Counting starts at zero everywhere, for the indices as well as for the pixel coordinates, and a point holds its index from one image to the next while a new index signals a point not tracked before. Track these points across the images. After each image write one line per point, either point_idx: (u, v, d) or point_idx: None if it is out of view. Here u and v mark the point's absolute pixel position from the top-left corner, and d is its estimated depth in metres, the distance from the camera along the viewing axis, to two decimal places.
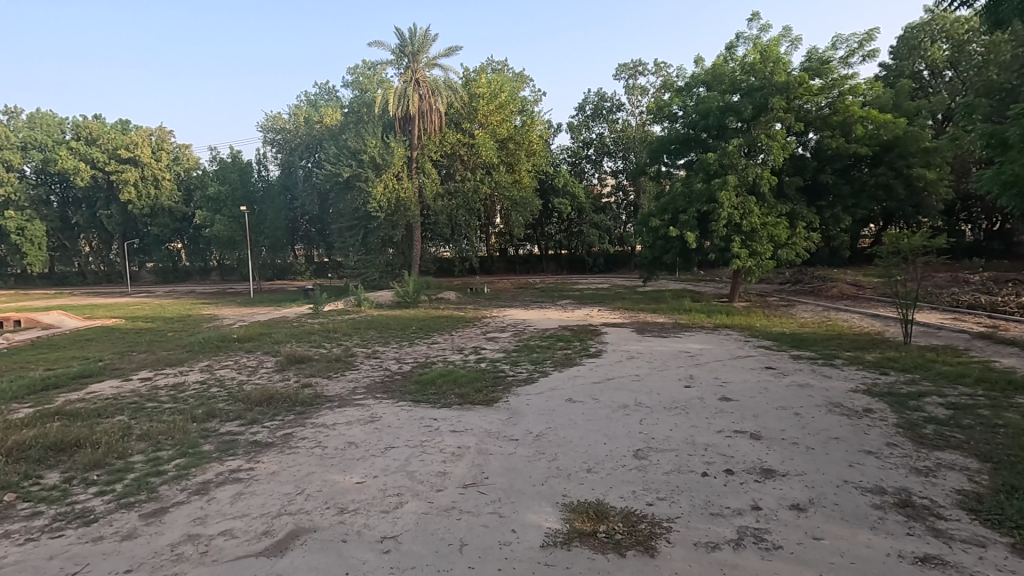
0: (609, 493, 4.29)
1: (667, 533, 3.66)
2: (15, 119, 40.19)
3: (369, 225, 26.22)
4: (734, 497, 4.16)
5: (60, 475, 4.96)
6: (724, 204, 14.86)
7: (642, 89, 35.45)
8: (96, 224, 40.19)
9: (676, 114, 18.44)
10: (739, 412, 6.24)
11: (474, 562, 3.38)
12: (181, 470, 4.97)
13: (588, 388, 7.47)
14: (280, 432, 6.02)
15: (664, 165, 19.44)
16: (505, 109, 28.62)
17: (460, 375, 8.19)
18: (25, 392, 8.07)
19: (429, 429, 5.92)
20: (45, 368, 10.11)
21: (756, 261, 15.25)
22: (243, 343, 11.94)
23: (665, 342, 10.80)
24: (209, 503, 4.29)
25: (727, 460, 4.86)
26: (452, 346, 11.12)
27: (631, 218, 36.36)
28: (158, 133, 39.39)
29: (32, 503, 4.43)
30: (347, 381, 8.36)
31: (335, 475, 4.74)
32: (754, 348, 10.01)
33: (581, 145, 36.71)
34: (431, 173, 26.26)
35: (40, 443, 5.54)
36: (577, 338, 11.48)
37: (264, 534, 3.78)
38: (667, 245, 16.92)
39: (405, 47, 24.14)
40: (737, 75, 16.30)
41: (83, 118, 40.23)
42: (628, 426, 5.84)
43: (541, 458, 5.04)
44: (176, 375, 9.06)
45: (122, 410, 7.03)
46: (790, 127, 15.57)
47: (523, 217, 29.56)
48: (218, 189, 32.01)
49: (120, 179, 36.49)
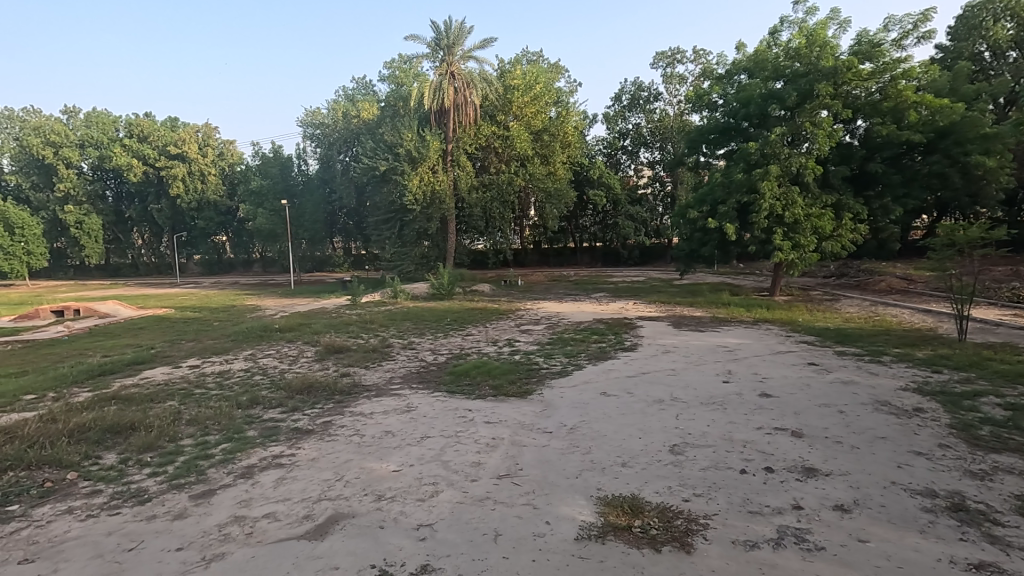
0: (645, 487, 4.25)
1: (704, 530, 3.60)
2: (74, 118, 42.43)
3: (404, 218, 26.51)
4: (775, 495, 4.06)
5: (117, 456, 5.24)
6: (765, 195, 14.40)
7: (680, 77, 34.61)
8: (148, 218, 42.14)
9: (715, 102, 18.08)
10: (780, 408, 6.08)
11: (508, 552, 3.41)
12: (228, 454, 5.19)
13: (623, 382, 7.38)
14: (320, 419, 6.20)
15: (703, 155, 19.01)
16: (540, 100, 28.43)
17: (494, 367, 8.26)
18: (84, 377, 8.57)
19: (464, 420, 5.99)
20: (101, 355, 10.67)
21: (798, 254, 14.73)
22: (284, 333, 12.32)
23: (703, 336, 10.59)
24: (254, 486, 4.46)
25: (766, 458, 4.75)
26: (487, 338, 11.18)
27: (668, 209, 35.77)
28: (205, 129, 41.20)
29: (92, 481, 4.70)
30: (383, 371, 8.51)
31: (372, 463, 4.85)
32: (796, 343, 9.71)
33: (617, 136, 36.42)
34: (466, 166, 26.43)
35: (100, 425, 5.87)
36: (612, 331, 11.41)
37: (306, 518, 3.90)
38: (705, 237, 16.73)
39: (440, 40, 24.17)
40: (780, 61, 15.79)
41: (135, 117, 42.23)
42: (664, 421, 5.76)
43: (574, 451, 5.02)
44: (222, 363, 9.43)
45: (173, 395, 7.37)
46: (837, 114, 14.94)
47: (557, 210, 29.48)
48: (260, 184, 33.19)
49: (170, 174, 38.26)
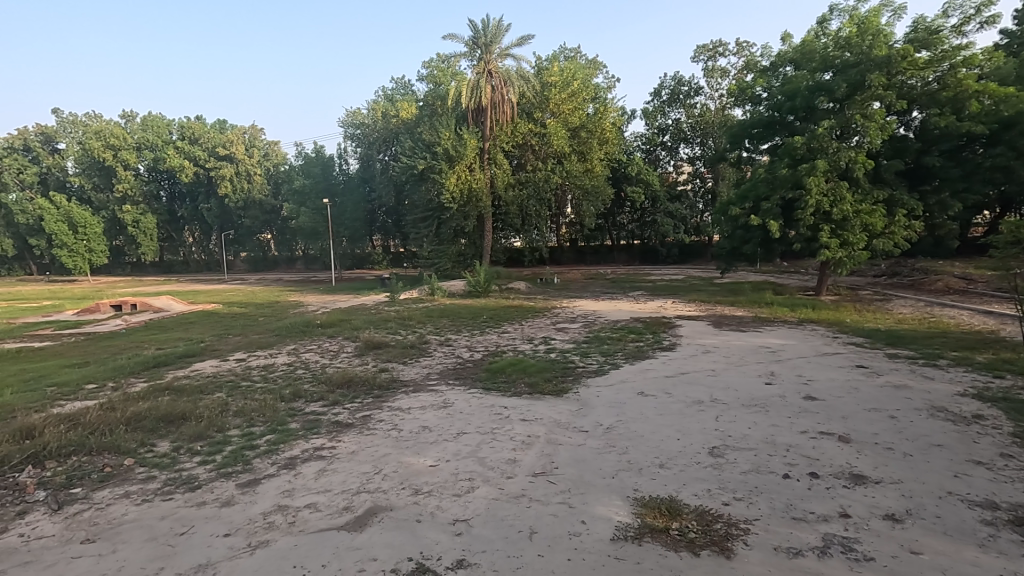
0: (683, 489, 4.17)
1: (745, 534, 3.51)
2: (131, 122, 44.61)
3: (442, 217, 26.82)
4: (821, 502, 3.92)
5: (170, 444, 5.49)
6: (811, 191, 13.87)
7: (722, 70, 33.71)
8: (198, 217, 43.94)
9: (759, 96, 17.54)
10: (826, 412, 5.86)
11: (543, 551, 3.41)
12: (272, 445, 5.37)
13: (661, 382, 7.26)
14: (360, 413, 6.33)
15: (745, 150, 18.47)
16: (578, 97, 28.22)
17: (530, 364, 8.27)
18: (140, 368, 9.03)
19: (499, 416, 6.01)
20: (156, 348, 11.22)
21: (847, 252, 14.16)
22: (325, 328, 12.67)
23: (744, 336, 10.32)
24: (296, 477, 4.60)
25: (811, 463, 4.58)
26: (523, 336, 11.19)
27: (709, 206, 35.00)
28: (251, 131, 43.39)
29: (147, 467, 4.94)
30: (420, 367, 8.63)
31: (409, 458, 4.93)
32: (843, 345, 9.34)
33: (656, 132, 35.78)
34: (502, 164, 26.46)
35: (155, 414, 6.17)
36: (650, 330, 11.24)
37: (345, 509, 4.00)
38: (747, 235, 16.29)
39: (478, 39, 24.26)
40: (829, 52, 15.25)
41: (188, 120, 44.13)
42: (703, 422, 5.64)
43: (610, 451, 4.97)
44: (267, 356, 9.76)
45: (221, 387, 7.68)
46: (891, 105, 14.25)
47: (594, 207, 29.26)
48: (302, 183, 34.18)
49: (218, 175, 40.01)
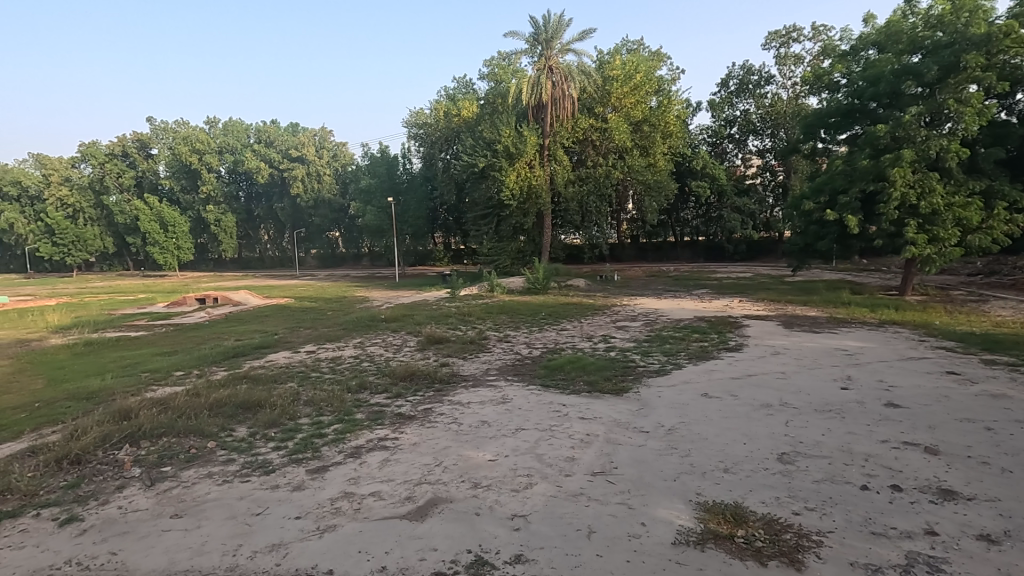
0: (749, 496, 4.01)
1: (818, 547, 3.32)
2: (214, 127, 47.80)
3: (502, 214, 27.06)
4: (903, 517, 3.65)
5: (248, 429, 5.86)
6: (895, 183, 12.91)
7: (796, 57, 31.96)
8: (273, 216, 46.42)
9: (837, 83, 16.53)
10: (910, 421, 5.45)
11: (602, 550, 3.37)
12: (339, 434, 5.60)
13: (726, 384, 6.99)
14: (421, 406, 6.50)
15: (821, 140, 17.45)
16: (641, 90, 27.57)
17: (589, 362, 8.19)
18: (221, 358, 9.68)
19: (558, 414, 5.99)
20: (234, 339, 11.98)
21: (937, 248, 13.08)
22: (389, 323, 13.08)
23: (818, 338, 9.76)
24: (362, 466, 4.78)
25: (893, 475, 4.28)
26: (582, 334, 11.09)
27: (780, 201, 33.27)
28: (321, 133, 45.88)
29: (227, 450, 5.29)
30: (480, 363, 8.74)
31: (469, 451, 5.00)
32: (931, 349, 8.65)
33: (723, 124, 34.36)
34: (563, 160, 26.28)
35: (234, 401, 6.59)
36: (714, 330, 10.86)
37: (407, 499, 4.11)
38: (822, 230, 15.40)
39: (538, 35, 24.26)
40: (918, 31, 14.11)
41: (264, 125, 46.88)
42: (771, 427, 5.39)
43: (672, 453, 4.85)
44: (335, 349, 10.19)
45: (292, 377, 8.11)
46: (991, 88, 12.99)
47: (657, 203, 28.63)
48: (369, 182, 35.46)
49: (291, 175, 42.80)
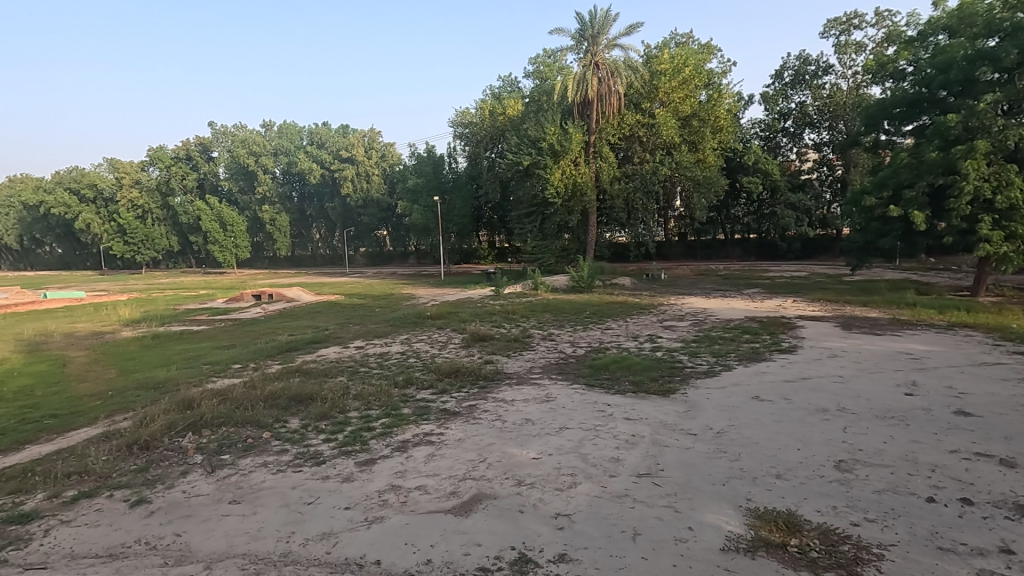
0: (804, 504, 3.84)
1: (879, 561, 3.15)
2: (270, 130, 49.81)
3: (546, 212, 27.05)
4: (974, 533, 3.42)
5: (300, 421, 6.08)
6: (968, 176, 12.07)
7: (857, 45, 30.39)
8: (325, 216, 47.93)
9: (903, 70, 15.63)
10: (983, 430, 5.09)
11: (647, 553, 3.31)
12: (386, 428, 5.73)
13: (779, 387, 6.73)
14: (466, 403, 6.56)
15: (884, 132, 16.55)
16: (690, 84, 26.87)
17: (634, 362, 8.07)
18: (276, 352, 10.09)
19: (603, 414, 5.92)
20: (288, 334, 12.46)
21: (1014, 246, 12.16)
22: (434, 320, 13.27)
23: (879, 340, 9.26)
24: (408, 460, 4.87)
25: (963, 487, 4.01)
26: (627, 333, 10.93)
27: (838, 196, 31.74)
28: (370, 134, 46.94)
29: (281, 441, 5.51)
30: (524, 361, 8.75)
31: (513, 449, 5.02)
32: (1007, 354, 8.05)
33: (777, 118, 33.08)
34: (608, 157, 25.96)
35: (287, 393, 6.85)
36: (766, 331, 10.49)
37: (452, 494, 4.17)
38: (885, 227, 14.61)
39: (584, 31, 24.00)
40: (995, 13, 13.12)
41: (316, 128, 48.53)
42: (828, 433, 5.16)
43: (722, 456, 4.71)
44: (382, 345, 10.44)
45: (342, 372, 8.35)
46: None
47: (706, 199, 27.91)
48: (416, 181, 36.14)
49: (342, 176, 44.20)
